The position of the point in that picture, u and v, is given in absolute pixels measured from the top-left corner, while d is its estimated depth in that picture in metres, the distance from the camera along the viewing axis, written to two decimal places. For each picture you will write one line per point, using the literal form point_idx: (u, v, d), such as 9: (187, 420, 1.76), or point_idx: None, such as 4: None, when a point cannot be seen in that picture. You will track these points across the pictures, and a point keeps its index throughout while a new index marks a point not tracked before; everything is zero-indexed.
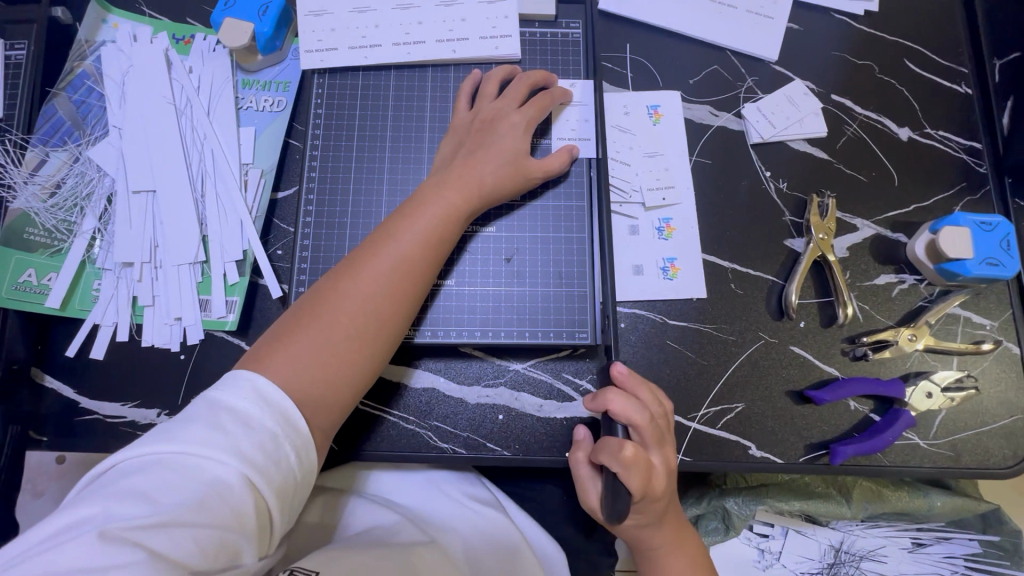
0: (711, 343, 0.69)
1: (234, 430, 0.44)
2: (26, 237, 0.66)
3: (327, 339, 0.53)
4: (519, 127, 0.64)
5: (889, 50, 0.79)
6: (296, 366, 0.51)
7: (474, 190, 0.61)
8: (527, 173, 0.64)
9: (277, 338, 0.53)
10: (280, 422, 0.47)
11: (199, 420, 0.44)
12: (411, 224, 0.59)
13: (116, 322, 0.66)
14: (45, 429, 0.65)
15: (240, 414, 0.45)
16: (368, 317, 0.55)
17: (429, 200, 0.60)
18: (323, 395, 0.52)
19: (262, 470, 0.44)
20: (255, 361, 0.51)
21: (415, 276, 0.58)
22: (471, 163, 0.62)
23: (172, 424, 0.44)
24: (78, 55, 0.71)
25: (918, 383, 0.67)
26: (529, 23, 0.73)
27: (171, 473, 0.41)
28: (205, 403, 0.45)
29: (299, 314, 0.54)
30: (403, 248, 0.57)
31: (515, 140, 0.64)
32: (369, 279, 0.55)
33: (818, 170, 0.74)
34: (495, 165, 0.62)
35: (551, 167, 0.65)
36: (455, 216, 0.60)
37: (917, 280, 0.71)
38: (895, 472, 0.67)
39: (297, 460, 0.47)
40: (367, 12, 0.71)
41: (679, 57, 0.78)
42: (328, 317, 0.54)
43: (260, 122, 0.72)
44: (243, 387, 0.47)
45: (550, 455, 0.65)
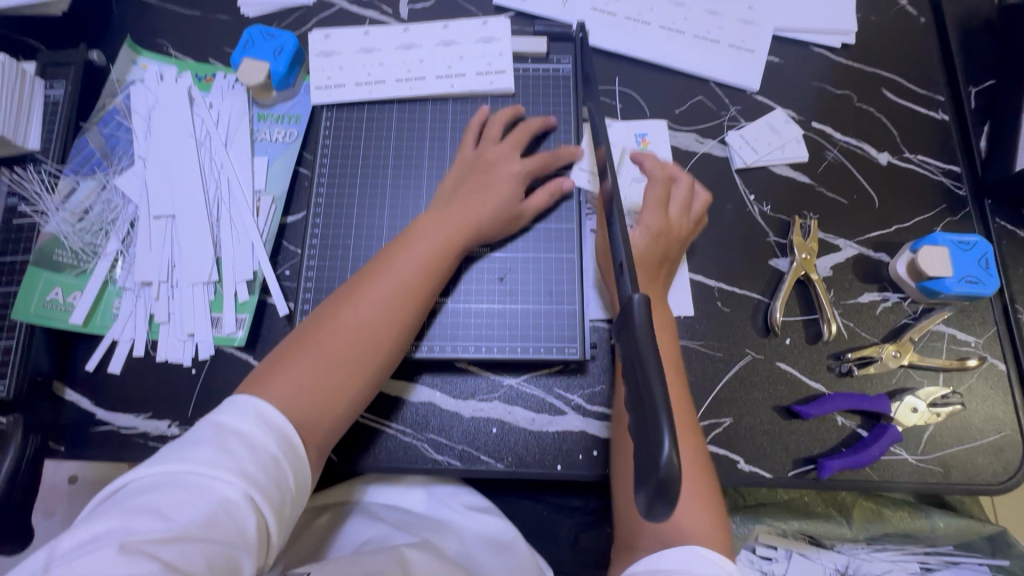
0: (700, 360, 0.71)
1: (240, 452, 0.47)
2: (55, 258, 0.72)
3: (326, 364, 0.56)
4: (517, 174, 0.69)
5: (866, 80, 0.83)
6: (293, 389, 0.54)
7: (469, 225, 0.65)
8: (518, 216, 0.69)
9: (277, 362, 0.56)
10: (281, 445, 0.50)
11: (207, 441, 0.47)
12: (404, 254, 0.63)
13: (133, 338, 0.71)
14: (63, 440, 0.68)
15: (245, 436, 0.48)
16: (363, 343, 0.58)
17: (423, 232, 0.64)
18: (318, 415, 0.55)
19: (264, 492, 0.46)
20: (254, 383, 0.54)
21: (410, 304, 0.61)
22: (470, 200, 0.66)
23: (182, 444, 0.47)
24: (110, 93, 0.78)
25: (904, 399, 0.68)
26: (522, 59, 0.79)
27: (181, 491, 0.44)
28: (212, 426, 0.49)
29: (298, 339, 0.58)
30: (397, 277, 0.61)
31: (509, 184, 0.68)
32: (365, 307, 0.59)
33: (800, 193, 0.78)
34: (492, 206, 0.67)
35: (538, 207, 0.70)
36: (450, 250, 0.64)
37: (901, 298, 0.73)
38: (885, 488, 0.67)
39: (295, 482, 0.50)
40: (374, 52, 0.77)
41: (666, 88, 0.82)
42: (325, 343, 0.57)
43: (273, 152, 0.77)
44: (248, 411, 0.50)
45: (542, 467, 0.67)
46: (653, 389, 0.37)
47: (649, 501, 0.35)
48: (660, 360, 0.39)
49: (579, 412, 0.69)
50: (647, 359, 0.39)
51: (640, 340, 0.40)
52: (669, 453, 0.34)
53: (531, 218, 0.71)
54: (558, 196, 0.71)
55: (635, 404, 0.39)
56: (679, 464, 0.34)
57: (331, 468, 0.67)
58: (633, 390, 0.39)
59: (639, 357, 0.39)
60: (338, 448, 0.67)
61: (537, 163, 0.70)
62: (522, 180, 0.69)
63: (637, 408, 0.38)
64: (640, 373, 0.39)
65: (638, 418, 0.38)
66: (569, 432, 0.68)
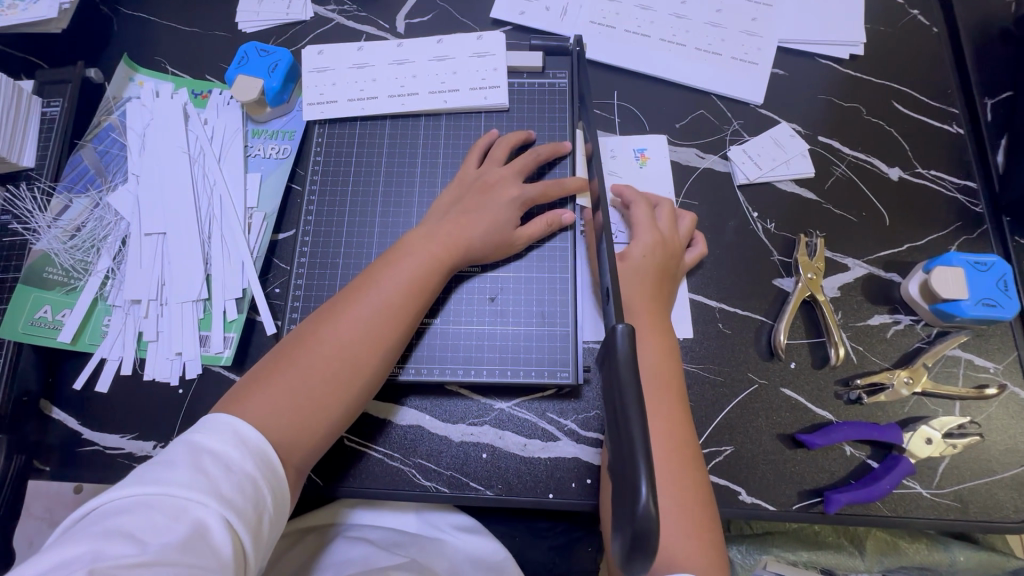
0: (700, 385, 0.68)
1: (216, 473, 0.45)
2: (45, 275, 0.72)
3: (305, 384, 0.55)
4: (515, 200, 0.67)
5: (875, 92, 0.80)
6: (269, 410, 0.52)
7: (460, 246, 0.64)
8: (511, 243, 0.67)
9: (256, 380, 0.55)
10: (259, 465, 0.48)
11: (181, 461, 0.46)
12: (391, 273, 0.61)
13: (121, 357, 0.70)
14: (49, 460, 0.68)
15: (221, 456, 0.47)
16: (344, 363, 0.56)
17: (411, 250, 0.63)
18: (294, 438, 0.53)
19: (240, 514, 0.45)
20: (231, 403, 0.53)
21: (394, 326, 0.59)
22: (462, 221, 0.65)
23: (155, 465, 0.46)
24: (106, 110, 0.78)
25: (917, 429, 0.64)
26: (518, 74, 0.77)
27: (154, 514, 0.42)
28: (187, 446, 0.47)
29: (277, 358, 0.57)
30: (383, 295, 0.59)
31: (506, 210, 0.66)
32: (348, 327, 0.57)
33: (806, 210, 0.75)
34: (485, 228, 0.65)
35: (533, 236, 0.67)
36: (438, 270, 0.62)
37: (914, 320, 0.70)
38: (897, 524, 0.63)
39: (273, 504, 0.48)
40: (367, 67, 0.77)
41: (666, 102, 0.80)
42: (305, 363, 0.55)
43: (266, 168, 0.77)
44: (224, 430, 0.49)
45: (532, 496, 0.65)
46: (632, 430, 0.34)
47: (626, 552, 0.33)
48: (642, 397, 0.36)
49: (572, 438, 0.66)
50: (626, 396, 0.36)
51: (620, 371, 0.38)
52: (647, 500, 0.32)
53: (524, 245, 0.68)
54: (556, 227, 0.69)
55: (613, 443, 0.37)
56: (657, 512, 0.32)
57: (315, 492, 0.65)
58: (612, 427, 0.37)
59: (618, 390, 0.37)
60: (324, 472, 0.65)
61: (537, 191, 0.67)
62: (519, 207, 0.67)
63: (616, 449, 0.36)
64: (619, 411, 0.36)
65: (616, 459, 0.36)
66: (561, 459, 0.66)
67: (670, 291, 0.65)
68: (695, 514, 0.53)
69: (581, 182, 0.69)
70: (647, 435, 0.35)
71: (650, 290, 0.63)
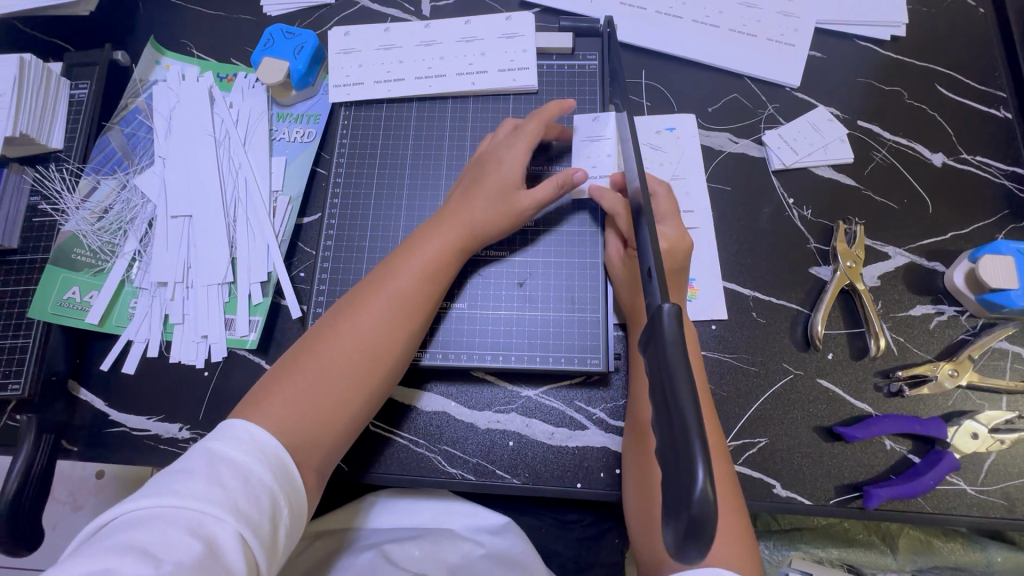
0: (733, 375, 0.66)
1: (234, 487, 0.44)
2: (73, 257, 0.72)
3: (323, 380, 0.54)
4: (506, 161, 0.65)
5: (918, 75, 0.77)
6: (289, 405, 0.52)
7: (470, 228, 0.62)
8: (521, 210, 0.63)
9: (274, 381, 0.54)
10: (278, 477, 0.47)
11: (199, 472, 0.44)
12: (406, 261, 0.60)
13: (148, 338, 0.70)
14: (76, 440, 0.68)
15: (240, 468, 0.46)
16: (362, 354, 0.56)
17: (424, 238, 0.62)
18: (316, 432, 0.52)
19: (257, 530, 0.44)
20: (250, 404, 0.52)
21: (409, 313, 0.58)
22: (465, 202, 0.63)
23: (173, 475, 0.44)
24: (133, 92, 0.78)
25: (962, 423, 0.62)
26: (547, 56, 0.75)
27: (169, 528, 0.41)
28: (204, 455, 0.46)
29: (296, 353, 0.56)
30: (396, 284, 0.58)
31: (499, 173, 0.64)
32: (362, 319, 0.57)
33: (844, 196, 0.72)
34: (489, 204, 0.63)
35: (544, 198, 0.63)
36: (452, 256, 0.61)
37: (958, 311, 0.67)
38: (941, 522, 0.61)
39: (290, 517, 0.47)
40: (393, 49, 0.76)
41: (698, 85, 0.78)
42: (322, 360, 0.54)
43: (291, 151, 0.76)
44: (243, 438, 0.48)
45: (560, 484, 0.63)
46: (685, 414, 0.33)
47: (679, 541, 0.31)
48: (693, 379, 0.35)
49: (601, 427, 0.65)
50: (677, 380, 0.35)
51: (668, 352, 0.36)
52: (703, 487, 0.30)
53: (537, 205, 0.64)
54: (569, 186, 0.64)
55: (663, 425, 0.35)
56: (715, 498, 0.30)
57: (342, 478, 0.65)
58: (663, 420, 0.35)
59: (667, 373, 0.35)
60: (348, 456, 0.65)
61: (524, 144, 0.65)
62: (515, 165, 0.64)
63: (665, 433, 0.34)
64: (669, 394, 0.34)
65: (666, 442, 0.34)
66: (590, 448, 0.64)
67: (681, 285, 0.63)
68: (726, 500, 0.51)
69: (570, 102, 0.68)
70: (702, 419, 0.33)
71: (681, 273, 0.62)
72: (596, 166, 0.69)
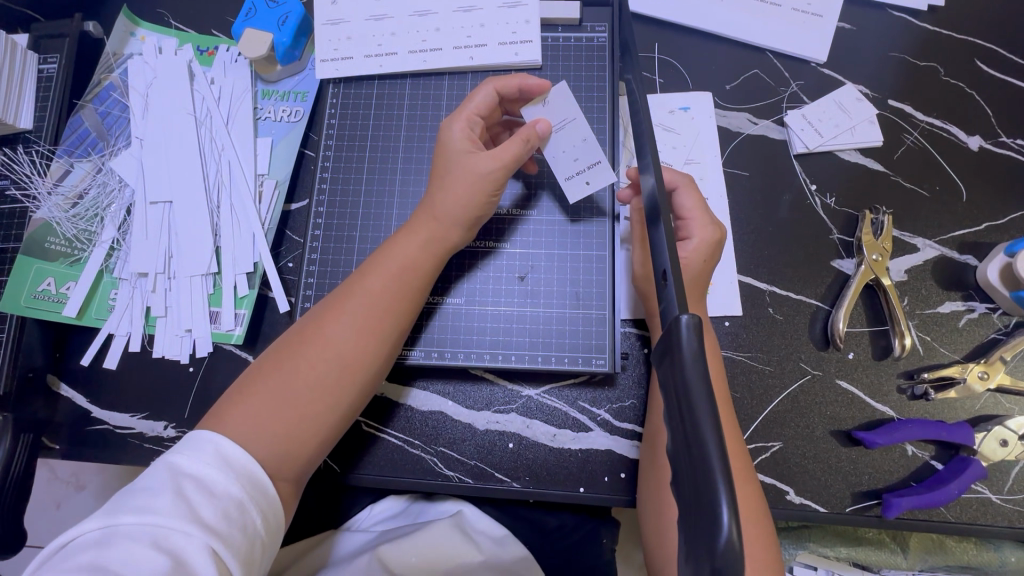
0: (746, 375, 0.62)
1: (200, 501, 0.42)
2: (47, 246, 0.68)
3: (289, 391, 0.50)
4: (454, 139, 0.58)
5: (957, 50, 0.71)
6: (253, 420, 0.48)
7: (440, 222, 0.57)
8: (480, 176, 0.56)
9: (237, 393, 0.50)
10: (248, 487, 0.45)
11: (161, 487, 0.42)
12: (379, 263, 0.55)
13: (129, 333, 0.66)
14: (58, 438, 0.65)
15: (205, 480, 0.43)
16: (330, 363, 0.51)
17: (400, 237, 0.57)
18: (284, 449, 0.48)
19: (229, 542, 0.42)
20: (216, 417, 0.49)
21: (383, 318, 0.54)
22: (433, 195, 0.58)
23: (134, 492, 0.42)
24: (106, 67, 0.73)
25: (991, 429, 0.59)
26: (552, 28, 0.70)
27: (133, 546, 0.39)
28: (166, 470, 0.43)
29: (264, 363, 0.52)
30: (364, 288, 0.54)
31: (450, 154, 0.57)
32: (328, 326, 0.52)
33: (871, 183, 0.67)
34: (451, 185, 0.56)
35: (506, 157, 0.56)
36: (423, 255, 0.56)
37: (990, 308, 0.63)
38: (963, 531, 0.58)
39: (265, 527, 0.45)
40: (384, 20, 0.69)
41: (715, 60, 0.72)
42: (287, 370, 0.51)
43: (277, 132, 0.71)
44: (207, 450, 0.45)
45: (563, 489, 0.60)
46: (709, 458, 0.30)
47: None
48: (717, 411, 0.32)
49: (606, 429, 0.61)
50: (698, 410, 0.32)
51: (688, 376, 0.33)
52: (730, 534, 0.28)
53: (501, 163, 0.56)
54: (534, 142, 0.57)
55: (681, 457, 0.33)
56: (742, 545, 0.28)
57: (332, 479, 0.62)
58: (683, 455, 0.32)
59: (686, 401, 0.32)
60: (339, 458, 0.62)
61: (462, 120, 0.58)
62: (460, 142, 0.57)
63: (686, 466, 0.32)
64: (689, 426, 0.32)
65: (687, 479, 0.32)
66: (594, 451, 0.61)
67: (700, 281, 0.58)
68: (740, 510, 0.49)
69: (538, 81, 0.59)
70: (727, 459, 0.30)
71: (699, 268, 0.58)
72: (578, 158, 0.60)
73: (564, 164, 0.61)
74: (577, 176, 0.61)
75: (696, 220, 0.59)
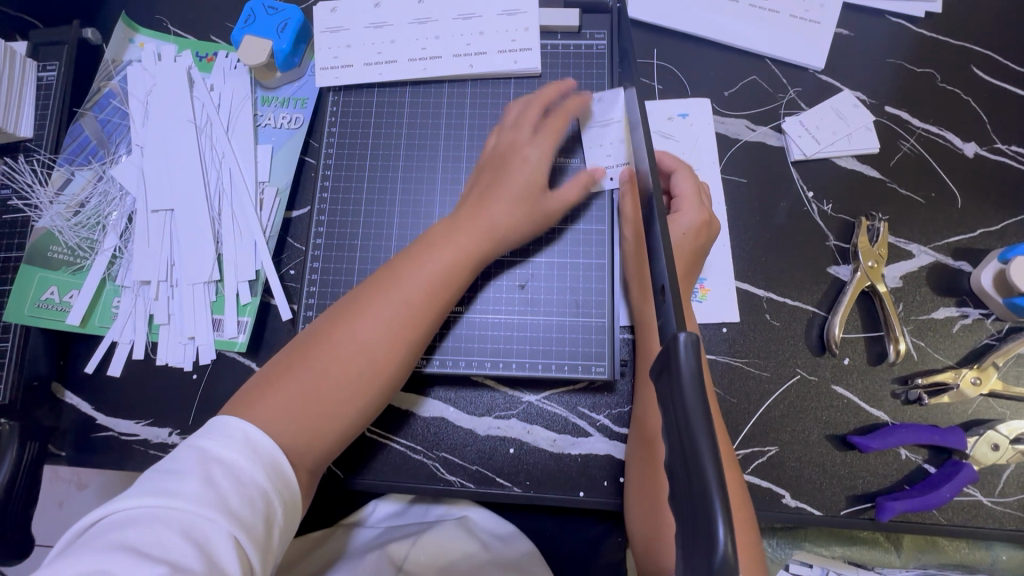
0: (743, 381, 0.63)
1: (227, 488, 0.42)
2: (49, 255, 0.68)
3: (317, 388, 0.51)
4: (532, 161, 0.60)
5: (953, 56, 0.71)
6: (279, 413, 0.49)
7: (487, 234, 0.58)
8: (545, 213, 0.61)
9: (267, 382, 0.51)
10: (272, 478, 0.45)
11: (190, 471, 0.42)
12: (414, 268, 0.55)
13: (132, 340, 0.67)
14: (64, 445, 0.66)
15: (232, 468, 0.44)
16: (360, 365, 0.52)
17: (439, 241, 0.57)
18: (306, 446, 0.50)
19: (251, 532, 0.42)
20: (241, 404, 0.50)
21: (415, 327, 0.54)
22: (483, 204, 0.59)
23: (162, 474, 0.42)
24: (105, 75, 0.73)
25: (983, 433, 0.60)
26: (551, 35, 0.70)
27: (160, 529, 0.39)
28: (196, 454, 0.44)
29: (293, 354, 0.53)
30: (405, 293, 0.54)
31: (527, 173, 0.60)
32: (365, 328, 0.53)
33: (867, 191, 0.68)
34: (513, 209, 0.59)
35: (571, 200, 0.62)
36: (464, 265, 0.57)
37: (983, 314, 0.64)
38: (954, 533, 0.59)
39: (284, 519, 0.45)
40: (384, 27, 0.70)
41: (714, 67, 0.72)
42: (318, 367, 0.51)
43: (277, 139, 0.71)
44: (236, 437, 0.46)
45: (562, 493, 0.61)
46: (705, 473, 0.31)
47: None
48: (715, 431, 0.32)
49: (604, 434, 0.62)
50: (694, 427, 0.32)
51: (684, 393, 0.34)
52: (725, 547, 0.29)
53: (563, 211, 0.62)
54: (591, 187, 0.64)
55: (678, 471, 0.34)
56: (737, 560, 0.29)
57: (336, 484, 0.63)
58: (679, 467, 0.33)
59: (683, 416, 0.33)
60: (342, 464, 0.63)
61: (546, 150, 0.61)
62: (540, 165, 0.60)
63: (682, 480, 0.33)
64: (687, 444, 0.33)
65: (683, 490, 0.33)
66: (593, 456, 0.62)
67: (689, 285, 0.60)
68: (735, 516, 0.51)
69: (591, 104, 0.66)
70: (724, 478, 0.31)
71: (688, 270, 0.61)
72: (611, 154, 0.65)
73: (596, 155, 0.65)
74: (605, 169, 0.65)
75: (687, 202, 0.62)
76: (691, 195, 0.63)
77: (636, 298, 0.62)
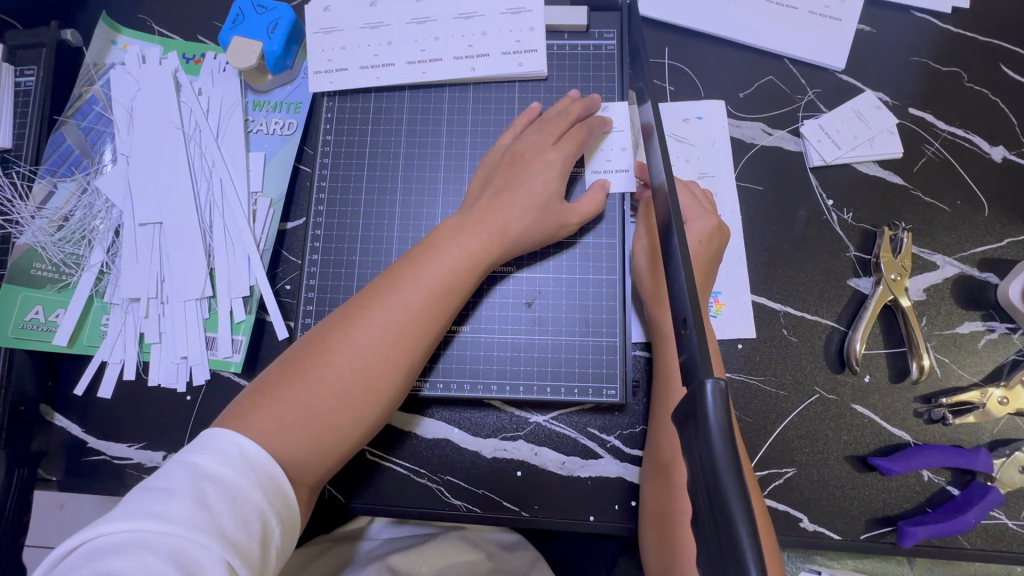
0: (760, 400, 0.61)
1: (222, 509, 0.40)
2: (33, 272, 0.65)
3: (315, 399, 0.48)
4: (554, 166, 0.57)
5: (981, 55, 0.68)
6: (275, 426, 0.46)
7: (497, 237, 0.55)
8: (561, 223, 0.58)
9: (262, 392, 0.48)
10: (270, 497, 0.43)
11: (181, 491, 0.39)
12: (415, 273, 0.52)
13: (122, 360, 0.64)
14: (54, 470, 0.63)
15: (228, 486, 0.41)
16: (359, 374, 0.49)
17: (444, 243, 0.54)
18: (303, 461, 0.47)
19: (246, 558, 0.39)
20: (234, 417, 0.47)
21: (417, 336, 0.51)
22: (495, 206, 0.55)
23: (151, 493, 0.39)
24: (87, 80, 0.69)
25: (1010, 455, 0.58)
26: (558, 35, 0.66)
27: (147, 556, 0.36)
28: (188, 471, 0.41)
29: (287, 365, 0.50)
30: (407, 296, 0.51)
31: (548, 181, 0.57)
32: (365, 335, 0.50)
33: (890, 198, 0.64)
34: (528, 218, 0.56)
35: (587, 210, 0.59)
36: (470, 268, 0.53)
37: (1010, 328, 0.61)
38: (978, 557, 0.57)
39: (280, 542, 0.43)
40: (380, 27, 0.66)
41: (728, 67, 0.68)
42: (315, 376, 0.48)
43: (270, 146, 0.68)
44: (231, 452, 0.43)
45: (572, 518, 0.59)
46: (739, 538, 0.29)
47: None
48: (750, 503, 0.30)
49: (616, 457, 0.60)
50: (726, 490, 0.30)
51: (714, 452, 0.31)
52: None
53: (578, 225, 0.59)
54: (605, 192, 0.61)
55: (706, 528, 0.31)
56: None
57: (337, 509, 0.61)
58: (706, 524, 0.31)
59: (711, 470, 0.31)
60: (343, 489, 0.60)
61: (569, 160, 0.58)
62: (563, 172, 0.58)
63: (710, 539, 0.30)
64: (718, 514, 0.30)
65: (709, 551, 0.31)
66: (604, 480, 0.60)
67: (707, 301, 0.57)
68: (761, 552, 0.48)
69: (602, 121, 0.61)
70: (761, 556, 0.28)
71: (702, 284, 0.59)
72: (611, 159, 0.62)
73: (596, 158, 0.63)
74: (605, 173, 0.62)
75: (688, 209, 0.60)
76: (691, 201, 0.61)
77: (647, 306, 0.61)
